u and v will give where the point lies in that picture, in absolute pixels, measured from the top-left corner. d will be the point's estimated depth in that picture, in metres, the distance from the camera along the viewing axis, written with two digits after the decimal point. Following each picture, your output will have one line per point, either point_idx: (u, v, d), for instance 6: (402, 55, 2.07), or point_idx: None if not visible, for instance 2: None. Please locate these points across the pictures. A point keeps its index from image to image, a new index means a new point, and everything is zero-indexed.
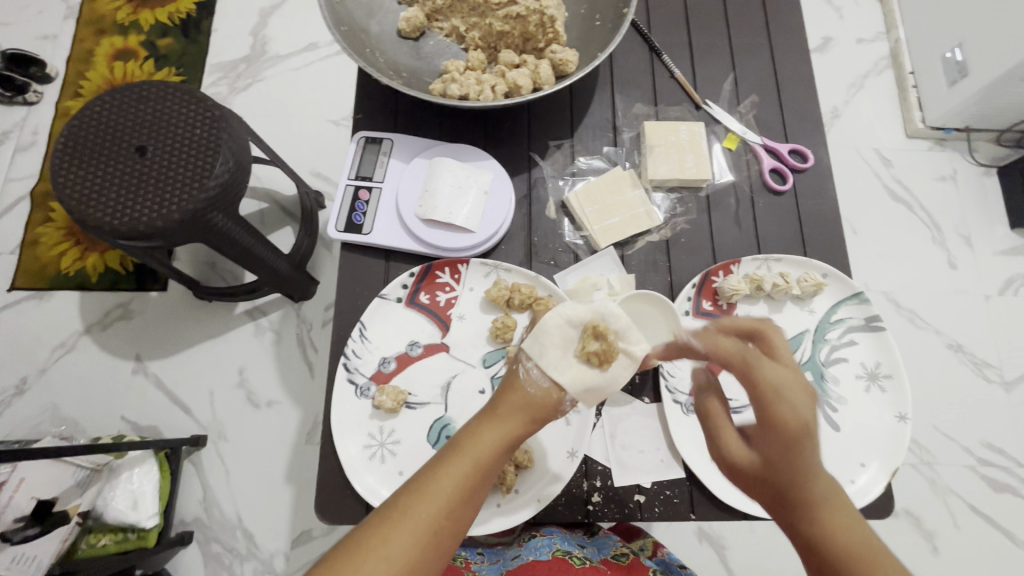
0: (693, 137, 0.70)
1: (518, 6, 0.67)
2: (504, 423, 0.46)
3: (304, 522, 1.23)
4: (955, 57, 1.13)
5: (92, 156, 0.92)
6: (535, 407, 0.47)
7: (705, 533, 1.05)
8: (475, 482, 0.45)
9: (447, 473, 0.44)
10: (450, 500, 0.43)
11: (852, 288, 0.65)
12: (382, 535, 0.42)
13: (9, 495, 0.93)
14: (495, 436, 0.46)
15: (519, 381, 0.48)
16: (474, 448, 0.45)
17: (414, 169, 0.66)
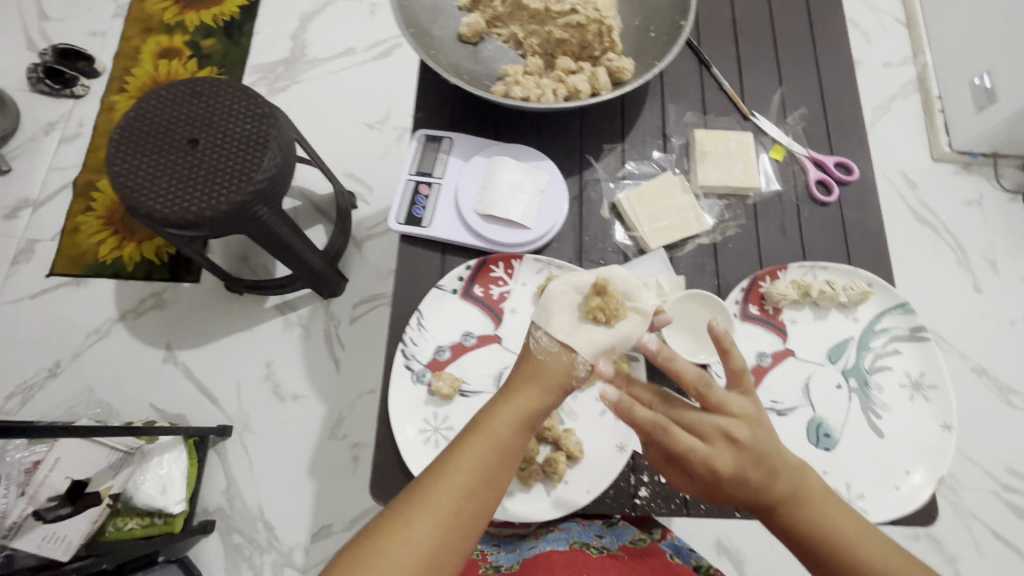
0: (742, 147, 0.73)
1: (579, 16, 0.70)
2: (521, 402, 0.49)
3: (324, 516, 1.22)
4: (983, 83, 1.16)
5: (147, 147, 0.96)
6: (550, 380, 0.50)
7: (724, 547, 1.05)
8: (494, 464, 0.47)
9: (465, 454, 0.47)
10: (469, 481, 0.46)
11: (897, 298, 0.66)
12: (405, 519, 0.43)
13: (43, 475, 0.95)
14: (511, 417, 0.49)
15: (531, 353, 0.51)
16: (490, 429, 0.48)
17: (474, 167, 0.69)
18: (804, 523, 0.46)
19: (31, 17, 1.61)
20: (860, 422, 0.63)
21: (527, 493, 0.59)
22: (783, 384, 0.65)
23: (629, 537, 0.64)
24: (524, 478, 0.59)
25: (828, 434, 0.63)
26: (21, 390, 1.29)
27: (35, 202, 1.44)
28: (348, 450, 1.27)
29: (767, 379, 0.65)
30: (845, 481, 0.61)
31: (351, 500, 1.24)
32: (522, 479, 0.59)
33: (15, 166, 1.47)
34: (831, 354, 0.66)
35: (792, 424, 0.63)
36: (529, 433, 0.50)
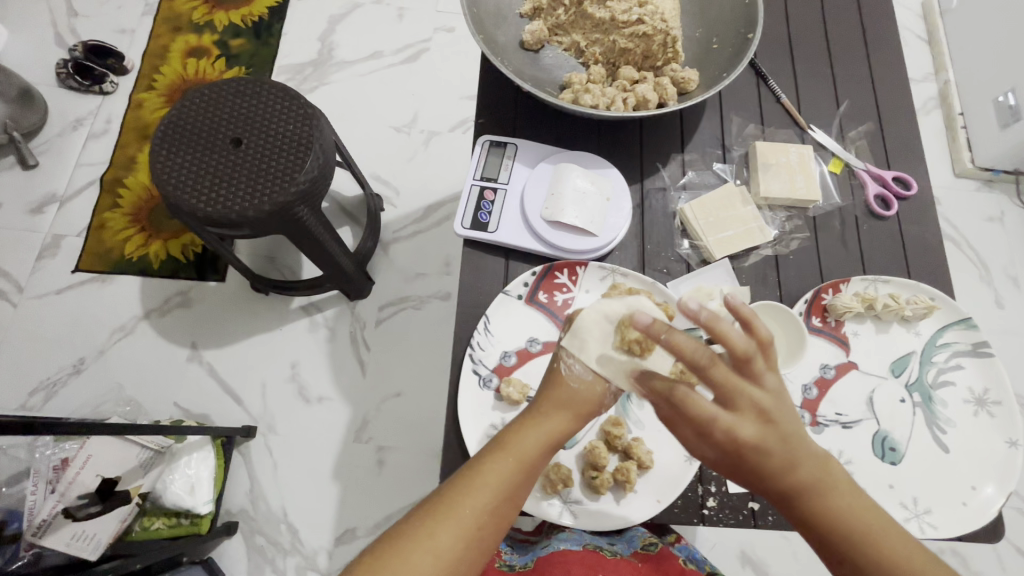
0: (803, 159, 0.72)
1: (645, 26, 0.70)
2: (549, 425, 0.49)
3: (348, 519, 1.15)
4: (1008, 101, 1.15)
5: (190, 144, 0.94)
6: (582, 405, 0.50)
7: (748, 558, 1.03)
8: (519, 480, 0.48)
9: (492, 470, 0.47)
10: (494, 496, 0.46)
11: (960, 314, 0.67)
12: (428, 529, 0.45)
13: (75, 471, 0.95)
14: (538, 437, 0.49)
15: (563, 377, 0.50)
16: (518, 447, 0.48)
17: (539, 174, 0.69)
18: (836, 523, 0.44)
19: (60, 12, 1.53)
20: (926, 437, 0.63)
21: (597, 502, 0.59)
22: (848, 397, 0.65)
23: (640, 543, 0.62)
24: (596, 487, 0.58)
25: (893, 447, 0.63)
26: (44, 386, 1.21)
27: (61, 197, 1.36)
28: (372, 453, 1.19)
29: (833, 390, 0.65)
30: (913, 496, 0.61)
31: (378, 502, 1.16)
32: (593, 488, 0.59)
33: (42, 161, 1.39)
34: (894, 367, 0.66)
35: (857, 437, 0.63)
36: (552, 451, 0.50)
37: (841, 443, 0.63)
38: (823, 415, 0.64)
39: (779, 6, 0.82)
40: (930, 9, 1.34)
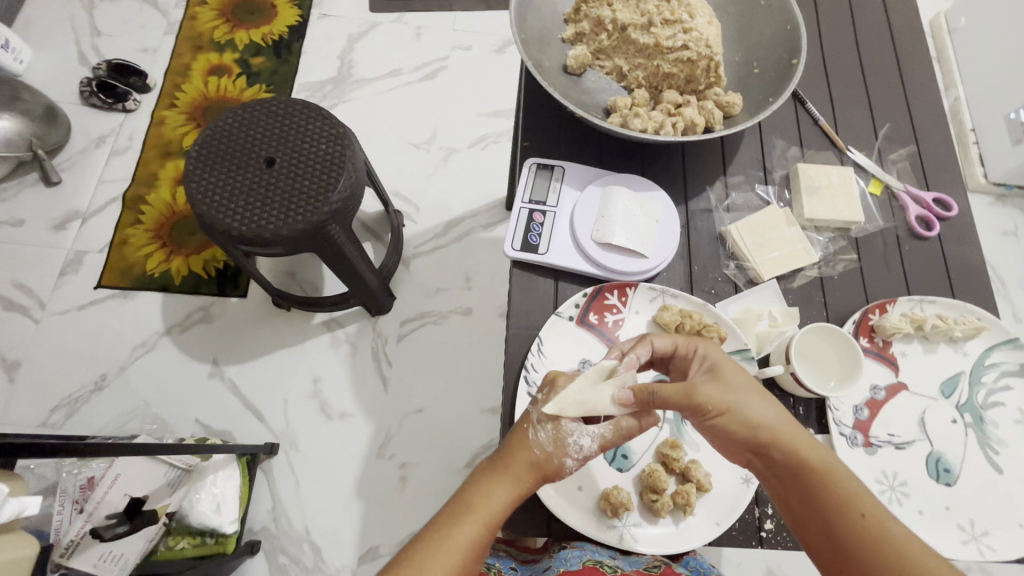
0: (845, 181, 0.74)
1: (690, 51, 0.72)
2: (512, 483, 0.52)
3: (372, 536, 1.13)
4: (1019, 117, 1.16)
5: (223, 163, 0.94)
6: (542, 468, 0.53)
7: None
8: (485, 536, 0.50)
9: (461, 532, 0.49)
10: (463, 554, 0.48)
11: (1007, 334, 0.68)
12: None
13: (103, 491, 0.93)
14: (502, 496, 0.51)
15: (528, 443, 0.53)
16: (486, 507, 0.51)
17: (588, 196, 0.70)
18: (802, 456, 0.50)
19: (83, 31, 1.53)
20: (979, 458, 0.63)
21: (656, 525, 0.59)
22: (899, 418, 0.65)
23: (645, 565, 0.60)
24: (656, 510, 0.58)
25: (947, 469, 0.63)
26: (66, 402, 1.19)
27: (84, 214, 1.35)
28: (395, 470, 1.18)
29: (885, 411, 0.65)
30: (970, 518, 0.61)
31: (402, 519, 1.14)
32: (653, 512, 0.59)
33: (65, 178, 1.38)
34: (944, 388, 0.66)
35: (911, 458, 0.63)
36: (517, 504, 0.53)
37: (895, 465, 0.63)
38: (875, 436, 0.64)
39: (809, 31, 0.84)
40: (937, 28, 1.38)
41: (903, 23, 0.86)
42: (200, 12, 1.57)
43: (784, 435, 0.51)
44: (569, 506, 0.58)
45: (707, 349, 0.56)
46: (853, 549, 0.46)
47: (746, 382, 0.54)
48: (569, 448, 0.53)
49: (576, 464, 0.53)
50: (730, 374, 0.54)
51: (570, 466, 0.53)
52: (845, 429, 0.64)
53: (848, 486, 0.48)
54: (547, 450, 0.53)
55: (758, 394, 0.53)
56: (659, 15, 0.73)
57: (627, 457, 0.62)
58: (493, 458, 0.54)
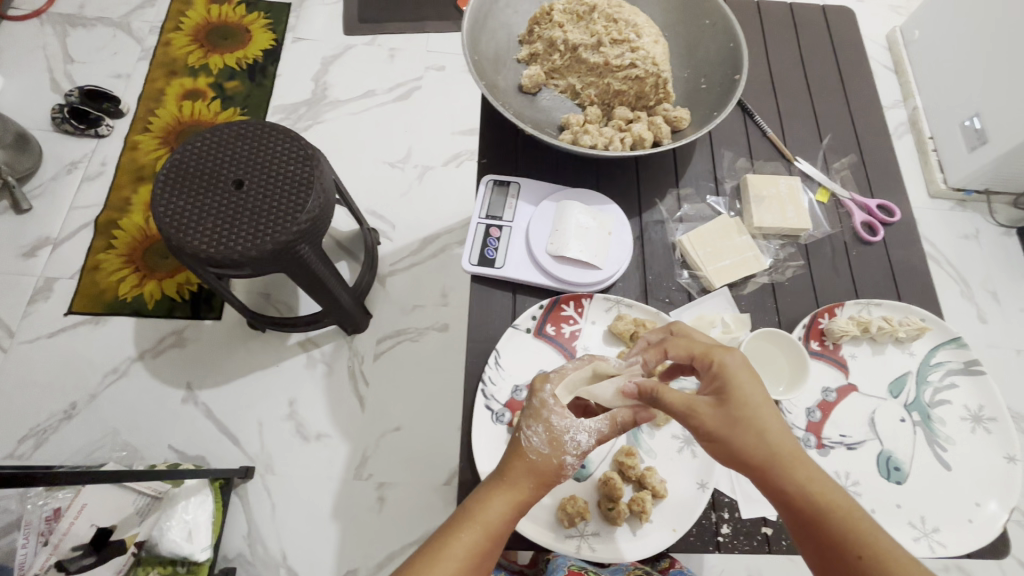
0: (792, 190, 0.76)
1: (637, 69, 0.74)
2: (512, 491, 0.50)
3: (350, 559, 1.11)
4: (974, 125, 1.20)
5: (192, 186, 0.90)
6: (540, 473, 0.51)
7: None
8: (485, 547, 0.49)
9: (458, 541, 0.48)
10: (461, 567, 0.47)
11: (950, 333, 0.70)
12: None
13: (69, 522, 0.88)
14: (501, 504, 0.50)
15: (523, 450, 0.52)
16: (484, 515, 0.49)
17: (543, 211, 0.72)
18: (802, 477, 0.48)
19: (56, 58, 1.52)
20: (928, 456, 0.65)
21: (614, 534, 0.59)
22: (850, 419, 0.66)
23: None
24: (612, 519, 0.59)
25: (897, 467, 0.64)
26: (34, 433, 1.16)
27: (54, 240, 1.33)
28: (373, 491, 1.16)
29: (835, 413, 0.67)
30: (920, 515, 0.62)
31: (381, 539, 1.13)
32: (610, 520, 0.59)
33: (36, 206, 1.36)
34: (892, 389, 0.68)
35: (862, 457, 0.65)
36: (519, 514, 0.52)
37: (846, 465, 0.64)
38: (827, 437, 0.65)
39: (758, 48, 0.88)
40: (894, 41, 1.42)
41: (847, 40, 0.90)
42: (173, 37, 1.57)
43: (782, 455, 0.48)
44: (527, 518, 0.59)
45: (722, 357, 0.51)
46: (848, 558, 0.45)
47: (750, 397, 0.49)
48: (566, 446, 0.52)
49: (576, 461, 0.52)
50: (734, 388, 0.50)
51: (570, 464, 0.52)
52: (797, 431, 0.65)
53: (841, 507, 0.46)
54: (544, 452, 0.52)
55: (758, 410, 0.49)
56: (608, 36, 0.76)
57: (584, 466, 0.63)
58: (493, 469, 0.53)
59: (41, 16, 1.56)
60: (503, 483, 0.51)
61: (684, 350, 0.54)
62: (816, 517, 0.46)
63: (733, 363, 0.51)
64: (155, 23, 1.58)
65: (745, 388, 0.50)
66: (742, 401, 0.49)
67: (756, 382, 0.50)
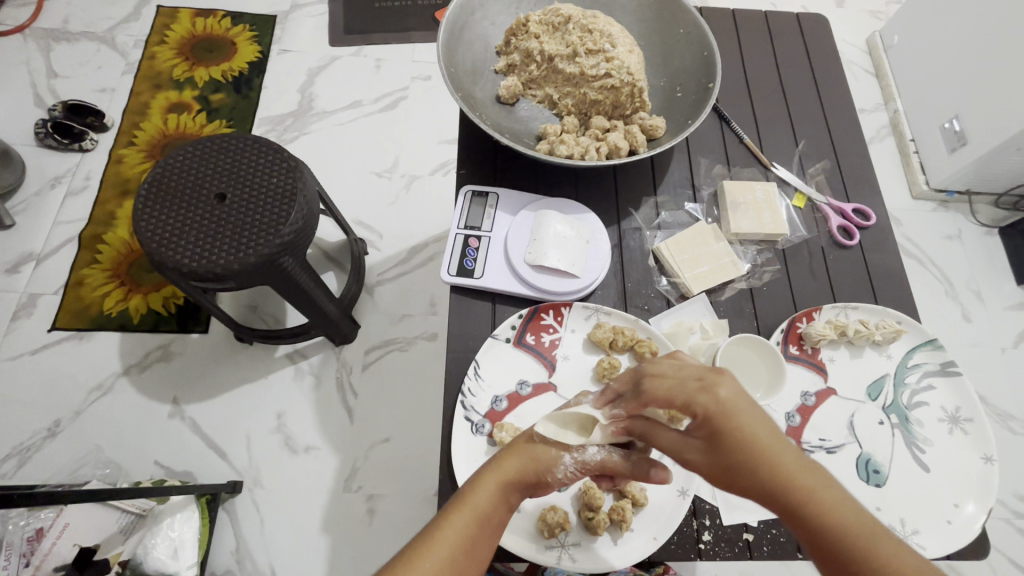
0: (768, 196, 0.77)
1: (612, 79, 0.75)
2: (505, 477, 0.49)
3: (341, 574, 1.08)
4: (953, 127, 1.21)
5: (172, 201, 0.88)
6: (537, 465, 0.49)
7: None
8: (476, 535, 0.47)
9: (450, 526, 0.46)
10: (450, 554, 0.45)
11: (926, 335, 0.70)
12: None
13: (50, 543, 0.88)
14: (493, 488, 0.48)
15: (526, 438, 0.51)
16: (475, 497, 0.48)
17: (521, 220, 0.73)
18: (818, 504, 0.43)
19: (40, 73, 1.51)
20: (907, 458, 0.65)
21: (595, 543, 0.59)
22: (830, 423, 0.67)
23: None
24: (592, 529, 0.59)
25: (876, 470, 0.65)
26: (17, 451, 1.13)
27: (38, 256, 1.31)
28: (363, 503, 1.14)
29: (814, 418, 0.67)
30: (900, 517, 0.62)
31: (372, 553, 1.10)
32: (590, 530, 0.59)
33: (19, 221, 1.34)
34: (870, 391, 0.69)
35: (842, 461, 0.65)
36: (511, 506, 0.49)
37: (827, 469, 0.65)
38: (807, 441, 0.66)
39: (733, 56, 0.89)
40: (874, 46, 1.44)
41: (822, 47, 0.91)
42: (158, 51, 1.56)
43: (790, 485, 0.42)
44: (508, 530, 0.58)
45: (708, 396, 0.43)
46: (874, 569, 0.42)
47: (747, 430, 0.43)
48: (571, 447, 0.50)
49: (572, 469, 0.49)
50: (726, 426, 0.43)
51: (566, 467, 0.49)
52: None
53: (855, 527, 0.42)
54: (550, 442, 0.50)
55: (756, 445, 0.43)
56: (583, 46, 0.76)
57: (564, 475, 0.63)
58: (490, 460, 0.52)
59: (25, 31, 1.56)
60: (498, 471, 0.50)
61: (662, 393, 0.45)
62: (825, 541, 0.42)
63: (713, 401, 0.43)
64: (140, 37, 1.58)
65: (737, 422, 0.43)
66: (735, 440, 0.43)
67: (752, 412, 0.43)
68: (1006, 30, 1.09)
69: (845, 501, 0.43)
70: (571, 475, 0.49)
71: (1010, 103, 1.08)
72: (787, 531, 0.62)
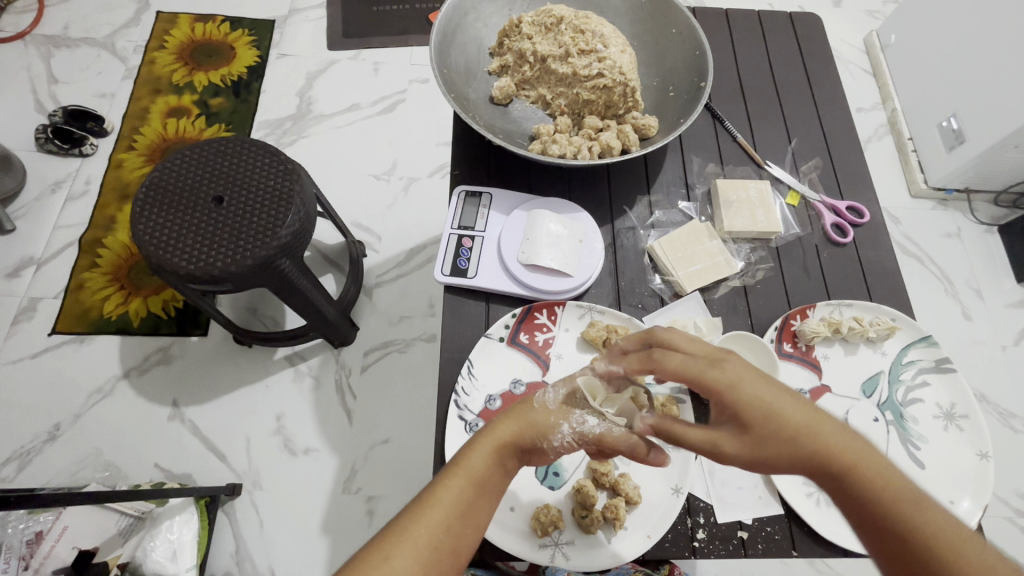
0: (762, 194, 0.77)
1: (605, 78, 0.75)
2: (497, 438, 0.48)
3: None
4: (951, 125, 1.21)
5: (171, 204, 0.88)
6: (534, 430, 0.49)
7: None
8: (472, 499, 0.46)
9: (445, 489, 0.45)
10: (445, 519, 0.44)
11: (921, 332, 0.70)
12: (383, 552, 0.42)
13: (49, 545, 0.89)
14: (487, 451, 0.47)
15: (526, 404, 0.51)
16: (468, 463, 0.47)
17: (514, 220, 0.73)
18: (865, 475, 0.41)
19: (40, 79, 1.52)
20: (902, 455, 0.65)
21: (589, 542, 0.59)
22: None
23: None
24: (587, 526, 0.59)
25: None
26: (17, 455, 1.13)
27: (39, 260, 1.31)
28: (362, 504, 1.14)
29: None
30: None
31: None
32: (584, 528, 0.59)
33: (19, 226, 1.35)
34: (864, 388, 0.69)
35: None
36: (507, 468, 0.48)
37: None
38: None
39: (727, 56, 0.89)
40: (872, 45, 1.44)
41: (817, 46, 0.92)
42: (158, 56, 1.57)
43: (806, 445, 0.42)
44: (502, 529, 0.58)
45: (714, 375, 0.44)
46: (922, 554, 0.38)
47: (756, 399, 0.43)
48: (571, 416, 0.49)
49: (570, 439, 0.48)
50: (735, 397, 0.43)
51: (563, 435, 0.48)
52: None
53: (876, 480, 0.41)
54: (549, 410, 0.50)
55: (776, 413, 0.43)
56: (575, 46, 0.76)
57: (558, 474, 0.63)
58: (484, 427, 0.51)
59: (25, 37, 1.57)
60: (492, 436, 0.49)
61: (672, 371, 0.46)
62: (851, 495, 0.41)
63: (734, 371, 0.44)
64: (139, 43, 1.59)
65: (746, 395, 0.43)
66: (757, 411, 0.43)
67: (760, 382, 0.44)
68: (1002, 28, 1.09)
69: (880, 465, 0.42)
70: (568, 445, 0.48)
71: (1007, 101, 1.08)
72: (783, 529, 0.62)
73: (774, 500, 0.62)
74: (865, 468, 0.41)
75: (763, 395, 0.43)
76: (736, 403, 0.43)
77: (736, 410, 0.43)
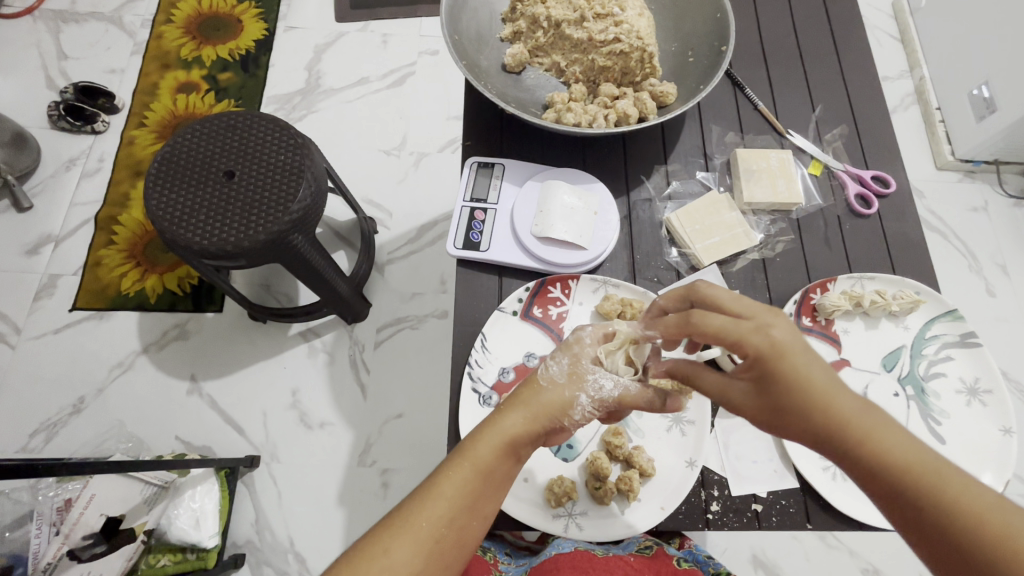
0: (783, 163, 0.75)
1: (622, 43, 0.72)
2: (506, 427, 0.47)
3: None
4: (982, 93, 1.15)
5: (185, 179, 0.87)
6: (552, 406, 0.49)
7: (761, 562, 1.02)
8: (480, 489, 0.46)
9: (450, 480, 0.45)
10: (449, 511, 0.44)
11: (946, 306, 0.68)
12: (383, 543, 0.43)
13: (78, 513, 0.87)
14: (494, 441, 0.46)
15: (536, 380, 0.50)
16: (474, 454, 0.46)
17: (528, 192, 0.72)
18: (887, 450, 0.40)
19: (50, 56, 1.51)
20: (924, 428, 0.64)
21: (602, 513, 0.60)
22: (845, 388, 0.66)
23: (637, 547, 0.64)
24: (600, 498, 0.60)
25: None
26: (44, 427, 1.16)
27: (57, 237, 1.33)
28: (377, 477, 1.15)
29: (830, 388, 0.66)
30: None
31: None
32: (598, 499, 0.60)
33: (36, 204, 1.36)
34: (885, 362, 0.68)
35: None
36: (521, 450, 0.48)
37: None
38: None
39: (750, 20, 0.85)
40: (901, 10, 1.37)
41: (846, 7, 0.87)
42: (166, 30, 1.55)
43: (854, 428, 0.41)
44: (514, 502, 0.59)
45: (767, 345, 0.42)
46: (947, 523, 0.38)
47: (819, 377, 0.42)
48: (586, 384, 0.50)
49: (589, 407, 0.49)
50: (781, 372, 0.42)
51: (583, 407, 0.49)
52: None
53: (937, 469, 0.39)
54: (559, 385, 0.50)
55: (801, 380, 0.42)
56: (591, 11, 0.74)
57: (572, 446, 0.64)
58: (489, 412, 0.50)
59: (34, 13, 1.56)
60: (499, 423, 0.48)
61: (714, 328, 0.43)
62: (898, 489, 0.40)
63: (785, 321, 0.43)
64: (146, 17, 1.57)
65: (800, 376, 0.42)
66: (783, 380, 0.42)
67: (816, 361, 0.42)
68: None
69: (902, 432, 0.41)
70: (589, 414, 0.49)
71: None
72: (798, 503, 0.61)
73: (790, 474, 0.62)
74: (880, 443, 0.40)
75: (810, 367, 0.42)
76: (783, 368, 0.42)
77: (775, 372, 0.42)
